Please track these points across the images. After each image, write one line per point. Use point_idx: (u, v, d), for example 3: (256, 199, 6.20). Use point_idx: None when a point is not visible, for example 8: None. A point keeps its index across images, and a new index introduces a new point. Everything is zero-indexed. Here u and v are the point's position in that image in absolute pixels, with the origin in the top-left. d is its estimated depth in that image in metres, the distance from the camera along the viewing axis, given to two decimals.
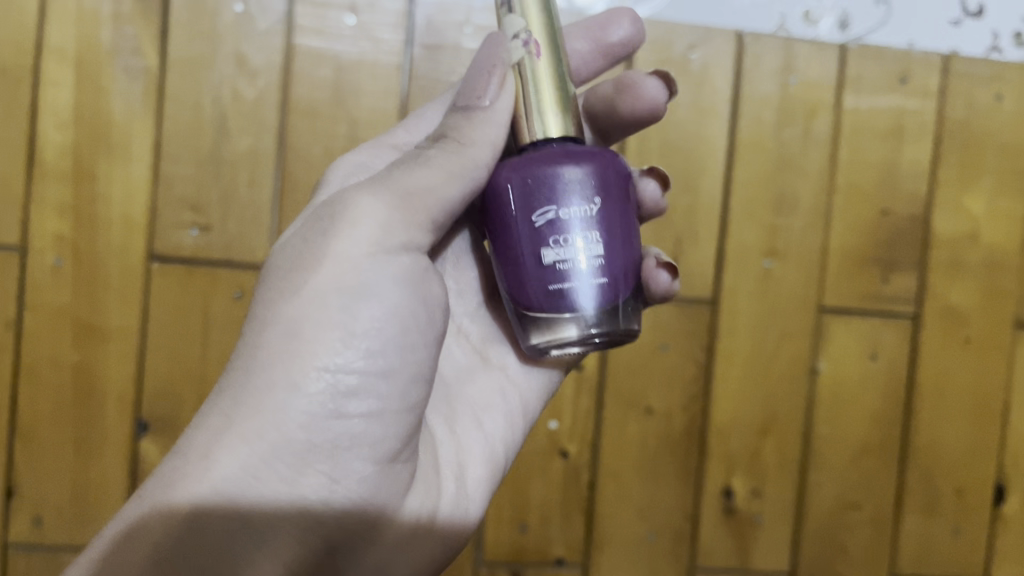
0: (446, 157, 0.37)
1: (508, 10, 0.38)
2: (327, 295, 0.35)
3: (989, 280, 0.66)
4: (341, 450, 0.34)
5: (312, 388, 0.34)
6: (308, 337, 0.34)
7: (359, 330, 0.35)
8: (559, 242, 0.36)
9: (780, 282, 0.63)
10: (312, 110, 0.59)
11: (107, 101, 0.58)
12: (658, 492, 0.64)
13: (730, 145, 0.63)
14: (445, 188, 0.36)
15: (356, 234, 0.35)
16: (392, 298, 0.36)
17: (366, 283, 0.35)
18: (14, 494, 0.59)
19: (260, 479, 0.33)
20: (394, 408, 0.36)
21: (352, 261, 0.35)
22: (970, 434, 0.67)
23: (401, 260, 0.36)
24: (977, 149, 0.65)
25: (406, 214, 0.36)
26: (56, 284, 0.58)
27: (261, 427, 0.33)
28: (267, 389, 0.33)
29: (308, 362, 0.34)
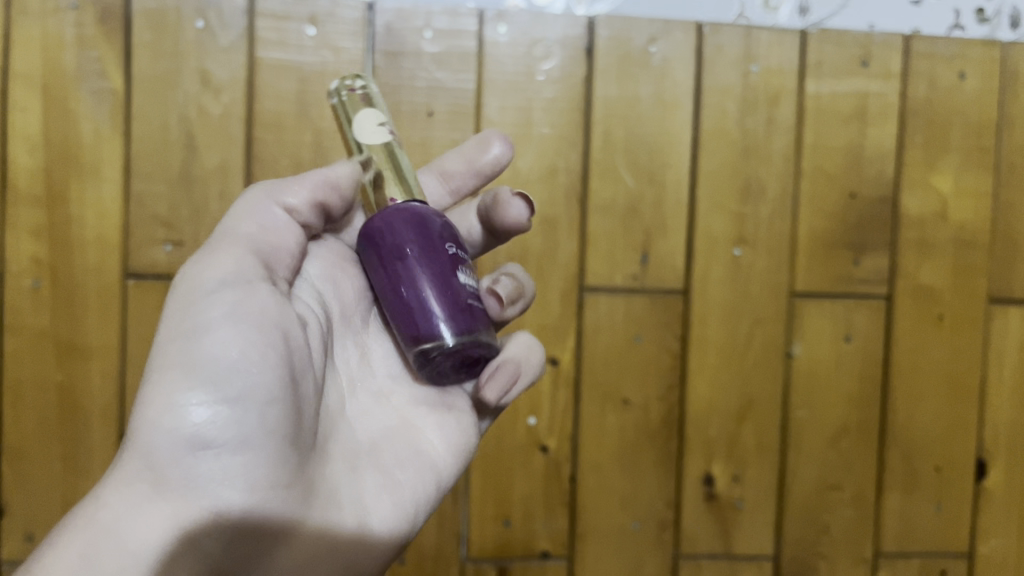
0: (291, 214, 0.39)
1: (350, 116, 0.42)
2: (183, 335, 0.34)
3: (958, 257, 0.67)
4: (207, 480, 0.33)
5: (165, 424, 0.33)
6: (154, 380, 0.33)
7: (218, 360, 0.34)
8: (466, 270, 0.39)
9: (750, 269, 0.64)
10: (278, 123, 0.60)
11: (75, 124, 0.59)
12: (639, 482, 0.65)
13: (694, 136, 0.63)
14: (281, 236, 0.38)
15: (190, 282, 0.35)
16: (235, 328, 0.34)
17: (219, 317, 0.34)
18: (5, 513, 0.60)
19: (144, 520, 0.32)
20: (259, 429, 0.34)
21: (201, 301, 0.35)
22: (948, 410, 0.68)
23: (238, 292, 0.35)
24: (941, 129, 0.66)
25: (226, 255, 0.36)
26: (34, 305, 0.59)
27: (133, 466, 0.32)
28: (135, 428, 0.33)
29: (170, 394, 0.33)
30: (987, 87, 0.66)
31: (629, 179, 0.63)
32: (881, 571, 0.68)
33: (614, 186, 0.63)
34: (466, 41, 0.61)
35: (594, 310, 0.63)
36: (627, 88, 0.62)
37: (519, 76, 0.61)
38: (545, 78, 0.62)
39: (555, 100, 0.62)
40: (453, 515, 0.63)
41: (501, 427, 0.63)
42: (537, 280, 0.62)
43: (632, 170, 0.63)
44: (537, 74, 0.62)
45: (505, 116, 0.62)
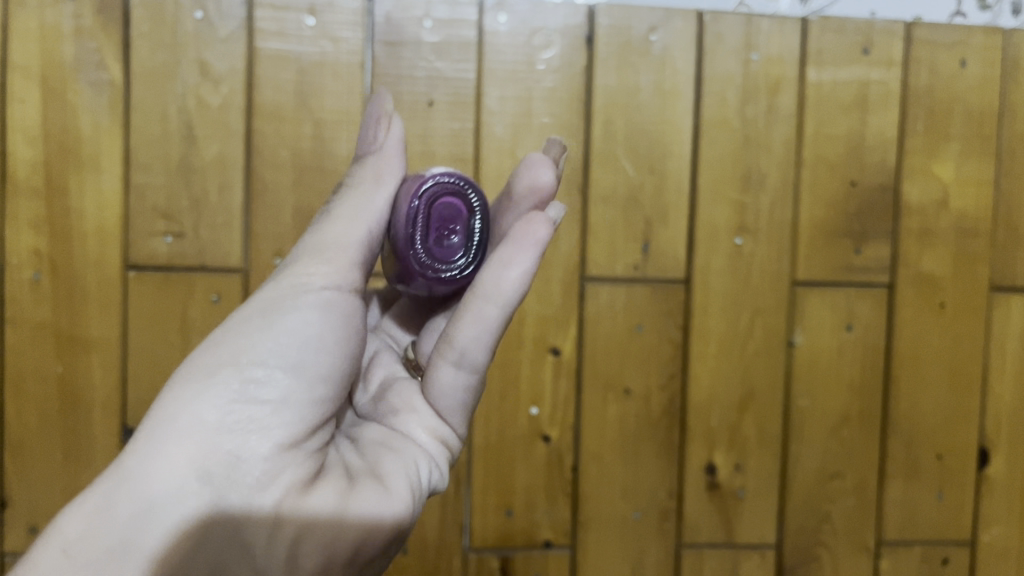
0: (351, 206, 0.38)
1: None
2: (246, 312, 0.36)
3: (959, 246, 0.67)
4: (246, 436, 0.33)
5: (221, 378, 0.34)
6: (222, 339, 0.35)
7: (275, 333, 0.35)
8: None
9: (751, 258, 0.64)
10: (277, 113, 0.60)
11: (74, 115, 0.59)
12: (641, 471, 0.65)
13: (695, 125, 0.63)
14: (351, 230, 0.38)
15: (278, 271, 0.37)
16: (309, 313, 0.36)
17: (283, 300, 0.36)
18: (7, 506, 0.60)
19: (174, 467, 0.32)
20: (302, 405, 0.35)
21: (269, 289, 0.37)
22: (949, 399, 0.68)
23: (322, 285, 0.37)
24: (943, 116, 0.66)
25: (328, 254, 0.37)
26: (35, 298, 0.59)
27: (175, 414, 0.33)
28: (184, 383, 0.34)
29: (223, 357, 0.34)
30: (988, 74, 0.66)
31: (629, 169, 0.63)
32: (884, 560, 0.68)
33: (614, 175, 0.62)
34: (466, 31, 0.61)
35: (595, 300, 0.63)
36: (628, 77, 0.62)
37: (519, 65, 0.61)
38: (545, 67, 0.61)
39: (555, 89, 0.62)
40: (455, 504, 0.63)
41: (503, 416, 0.63)
42: (538, 270, 0.62)
43: (633, 159, 0.63)
44: (537, 63, 0.61)
45: (505, 106, 0.61)
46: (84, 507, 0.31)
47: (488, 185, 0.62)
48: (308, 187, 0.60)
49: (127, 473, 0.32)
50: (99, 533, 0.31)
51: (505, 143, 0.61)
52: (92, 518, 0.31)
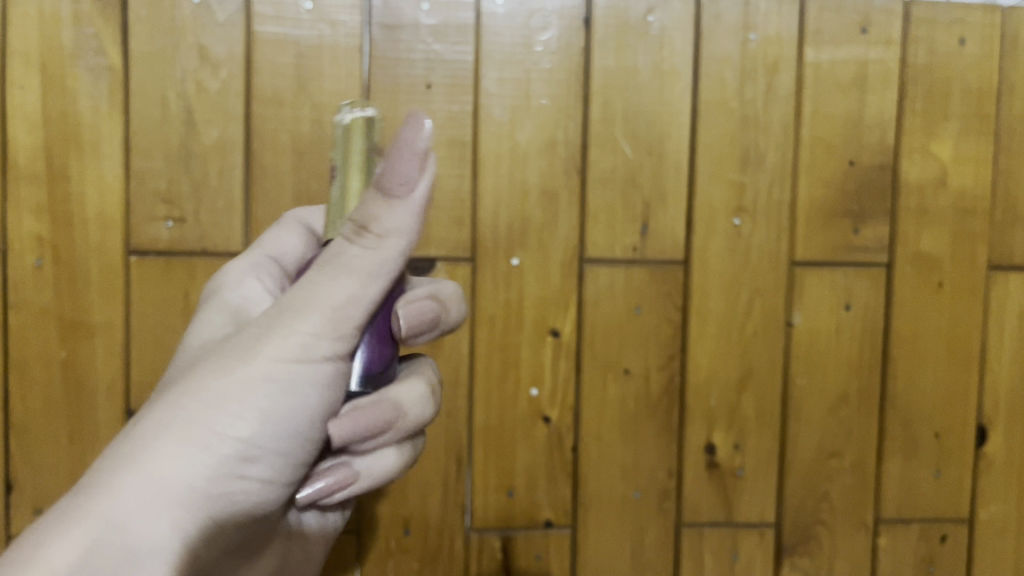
0: (364, 258, 0.35)
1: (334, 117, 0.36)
2: (255, 380, 0.36)
3: (958, 224, 0.67)
4: (226, 505, 0.37)
5: (222, 450, 0.36)
6: (226, 408, 0.36)
7: (275, 416, 0.37)
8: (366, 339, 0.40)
9: (750, 238, 0.64)
10: (276, 97, 0.60)
11: (73, 101, 0.59)
12: (641, 452, 0.65)
13: (694, 106, 0.63)
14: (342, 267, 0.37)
15: (284, 339, 0.36)
16: (307, 401, 0.37)
17: (297, 380, 0.36)
18: (14, 489, 0.60)
19: (162, 529, 0.33)
20: (274, 482, 0.38)
21: (269, 357, 0.36)
22: (947, 377, 0.68)
23: (329, 373, 0.37)
24: (942, 95, 0.66)
25: (332, 333, 0.36)
26: (38, 283, 0.60)
27: (173, 474, 0.34)
28: (182, 440, 0.35)
29: (223, 428, 0.36)
30: (986, 52, 0.66)
31: (627, 151, 0.63)
32: (882, 538, 0.69)
33: (613, 157, 0.63)
34: (463, 13, 0.61)
35: (593, 281, 0.63)
36: (626, 59, 0.62)
37: (516, 48, 0.61)
38: (543, 49, 0.61)
39: (553, 71, 0.62)
40: (456, 485, 0.64)
41: (503, 399, 0.64)
42: (538, 252, 0.63)
43: (632, 141, 0.63)
44: (535, 45, 0.61)
45: (503, 88, 0.61)
46: (75, 542, 0.31)
47: (488, 168, 0.62)
48: (308, 171, 0.61)
49: (117, 522, 0.32)
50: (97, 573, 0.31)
51: (503, 126, 0.62)
52: (86, 559, 0.31)
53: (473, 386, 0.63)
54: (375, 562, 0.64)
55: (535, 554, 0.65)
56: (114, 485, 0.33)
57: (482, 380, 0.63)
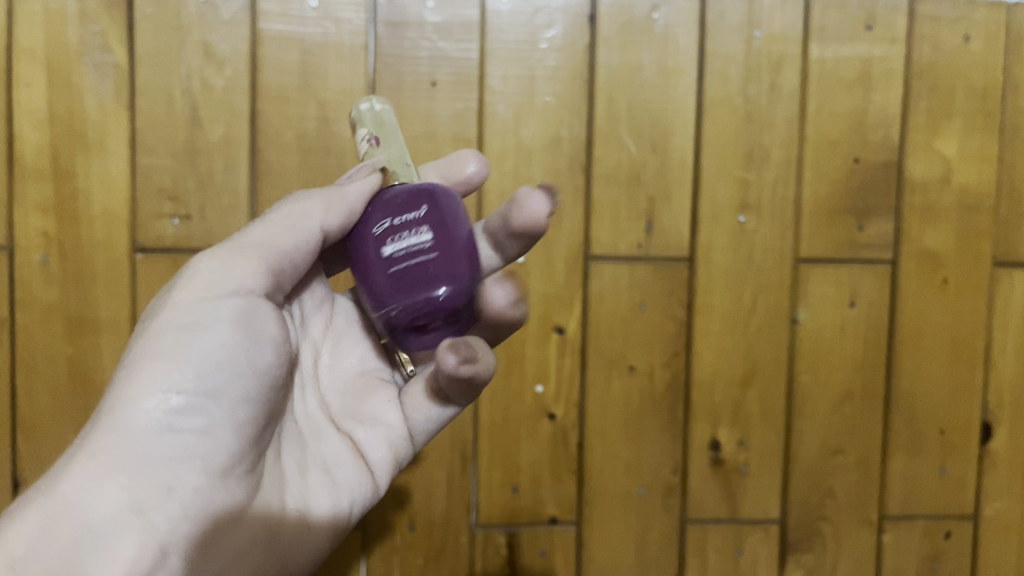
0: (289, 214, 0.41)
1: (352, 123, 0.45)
2: (166, 328, 0.38)
3: (963, 221, 0.67)
4: (166, 469, 0.36)
5: (148, 408, 0.36)
6: (139, 366, 0.37)
7: (190, 359, 0.37)
8: (395, 237, 0.40)
9: (754, 235, 0.64)
10: (281, 95, 0.60)
11: (79, 98, 0.59)
12: (645, 448, 0.65)
13: (699, 103, 0.63)
14: (282, 239, 0.40)
15: (194, 280, 0.38)
16: (228, 329, 0.38)
17: (200, 318, 0.38)
18: (20, 485, 0.61)
19: (110, 497, 0.35)
20: (224, 425, 0.38)
21: (186, 303, 0.38)
22: (951, 374, 0.68)
23: (235, 298, 0.38)
24: (946, 92, 0.66)
25: (242, 261, 0.39)
26: (44, 280, 0.60)
27: (106, 444, 0.36)
28: (110, 409, 0.36)
29: (139, 387, 0.36)
30: (991, 50, 0.66)
31: (632, 148, 0.63)
32: (886, 534, 0.69)
33: (617, 154, 0.63)
34: (468, 11, 0.61)
35: (598, 278, 0.64)
36: (630, 56, 0.62)
37: (521, 45, 0.61)
38: (548, 46, 0.61)
39: (558, 68, 0.62)
40: (461, 482, 0.64)
41: (508, 395, 0.64)
42: (542, 249, 0.63)
43: (636, 138, 0.63)
44: (540, 42, 0.61)
45: (508, 85, 0.62)
46: (27, 528, 0.34)
47: (492, 165, 0.62)
48: (313, 169, 0.61)
49: (65, 498, 0.34)
50: (40, 559, 0.33)
51: (508, 123, 0.62)
52: (36, 540, 0.33)
53: None
54: (380, 557, 0.64)
55: (540, 550, 0.65)
56: (60, 468, 0.35)
57: None
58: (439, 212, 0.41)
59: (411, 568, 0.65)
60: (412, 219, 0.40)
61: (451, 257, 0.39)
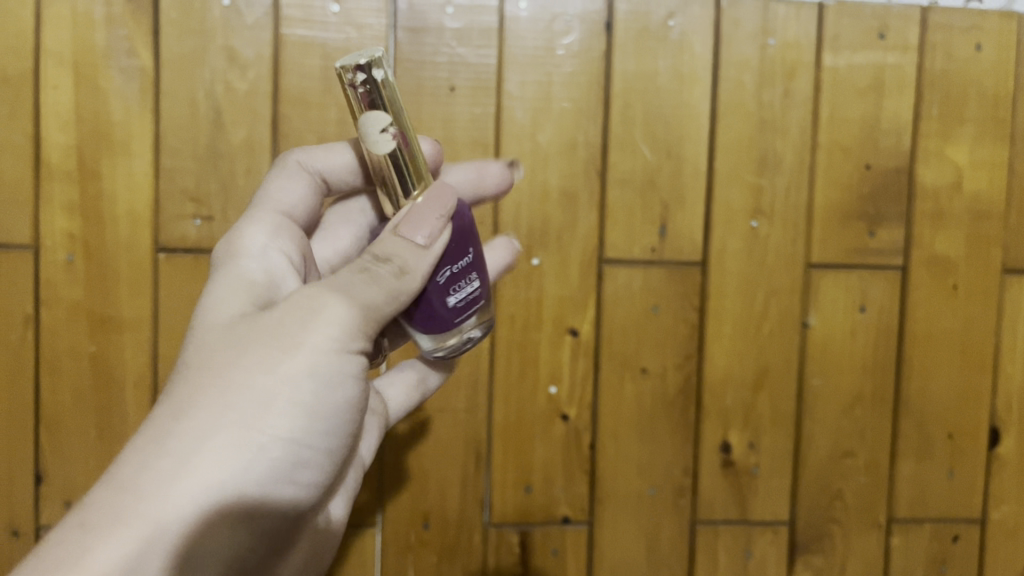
0: (393, 281, 0.39)
1: (361, 109, 0.40)
2: (295, 375, 0.37)
3: (972, 228, 0.68)
4: (260, 511, 0.37)
5: (260, 451, 0.36)
6: (265, 410, 0.36)
7: (306, 413, 0.37)
8: (458, 288, 0.42)
9: (767, 240, 0.65)
10: (303, 99, 0.61)
11: (105, 101, 0.60)
12: (657, 449, 0.66)
13: (713, 109, 0.64)
14: (387, 305, 0.39)
15: (326, 329, 0.38)
16: (339, 389, 0.39)
17: (324, 372, 0.38)
18: (43, 480, 0.62)
19: (205, 531, 0.35)
20: (314, 477, 0.39)
21: (319, 352, 0.38)
22: (960, 380, 0.69)
23: (351, 359, 0.39)
24: (958, 99, 0.67)
25: (367, 324, 0.39)
26: (68, 278, 0.61)
27: (218, 475, 0.35)
28: (226, 443, 0.36)
29: (258, 428, 0.36)
30: (1003, 58, 0.67)
31: (646, 153, 0.64)
32: (895, 537, 0.70)
33: (632, 159, 0.64)
34: (487, 17, 0.62)
35: (612, 282, 0.64)
36: (646, 62, 0.63)
37: (539, 51, 0.62)
38: (565, 53, 0.62)
39: (574, 74, 0.63)
40: (475, 480, 0.65)
41: (523, 395, 0.65)
42: (557, 252, 0.64)
43: (651, 143, 0.64)
44: (557, 48, 0.62)
45: (525, 90, 0.62)
46: (121, 549, 0.33)
47: None
48: None
49: (165, 528, 0.34)
50: None
51: (525, 128, 0.63)
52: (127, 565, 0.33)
53: (493, 381, 0.65)
54: (394, 554, 0.65)
55: (551, 550, 0.66)
56: (168, 487, 0.34)
57: (502, 377, 0.64)
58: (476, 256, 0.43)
59: (424, 566, 0.66)
60: (466, 265, 0.42)
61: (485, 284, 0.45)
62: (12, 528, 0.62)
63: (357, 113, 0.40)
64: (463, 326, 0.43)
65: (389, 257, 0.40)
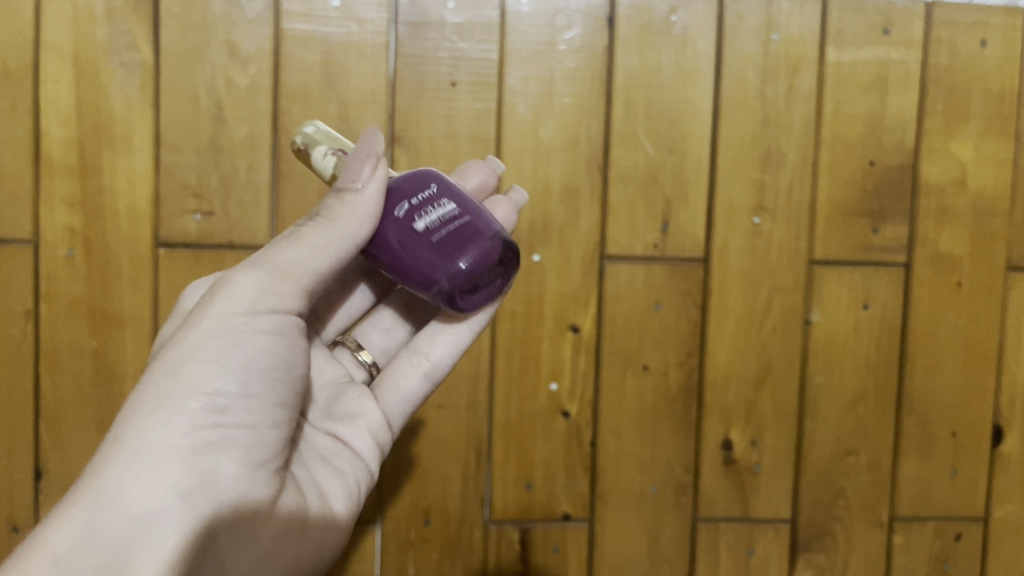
0: (318, 233, 0.41)
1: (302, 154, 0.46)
2: (208, 336, 0.39)
3: (977, 225, 0.67)
4: (213, 465, 0.38)
5: (193, 406, 0.38)
6: (184, 370, 0.38)
7: (233, 364, 0.39)
8: (424, 213, 0.43)
9: (770, 237, 0.65)
10: (304, 94, 0.61)
11: (105, 95, 0.60)
12: (658, 447, 0.66)
13: (716, 105, 0.64)
14: (318, 260, 0.41)
15: (232, 297, 0.40)
16: (263, 338, 0.40)
17: (239, 327, 0.39)
18: (44, 476, 0.62)
19: (156, 492, 0.36)
20: (260, 423, 0.40)
21: (227, 313, 0.40)
22: (964, 377, 0.68)
23: (274, 315, 0.41)
24: (962, 96, 0.66)
25: (282, 282, 0.40)
26: (69, 273, 0.61)
27: (154, 436, 0.37)
28: (152, 409, 0.37)
29: (187, 387, 0.38)
30: (1008, 54, 0.66)
31: (649, 150, 0.63)
32: (897, 535, 0.69)
33: (635, 155, 0.63)
34: (488, 11, 0.62)
35: (614, 278, 0.64)
36: (649, 58, 0.63)
37: (541, 46, 0.62)
38: (567, 48, 0.62)
39: (576, 69, 0.62)
40: (476, 477, 0.65)
41: (523, 392, 0.64)
42: (559, 248, 0.63)
43: (653, 139, 0.63)
44: (559, 43, 0.62)
45: (527, 86, 0.62)
46: (72, 524, 0.34)
47: (512, 165, 0.63)
48: None
49: (110, 494, 0.35)
50: (88, 553, 0.34)
51: (527, 124, 0.62)
52: (81, 536, 0.34)
53: (494, 378, 0.64)
54: (394, 551, 0.65)
55: (553, 546, 0.66)
56: (107, 464, 0.36)
57: (502, 374, 0.64)
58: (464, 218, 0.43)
59: (425, 563, 0.65)
60: (430, 196, 0.43)
61: (479, 216, 0.43)
62: (13, 523, 0.62)
63: (309, 160, 0.46)
64: (443, 244, 0.41)
65: (315, 216, 0.42)
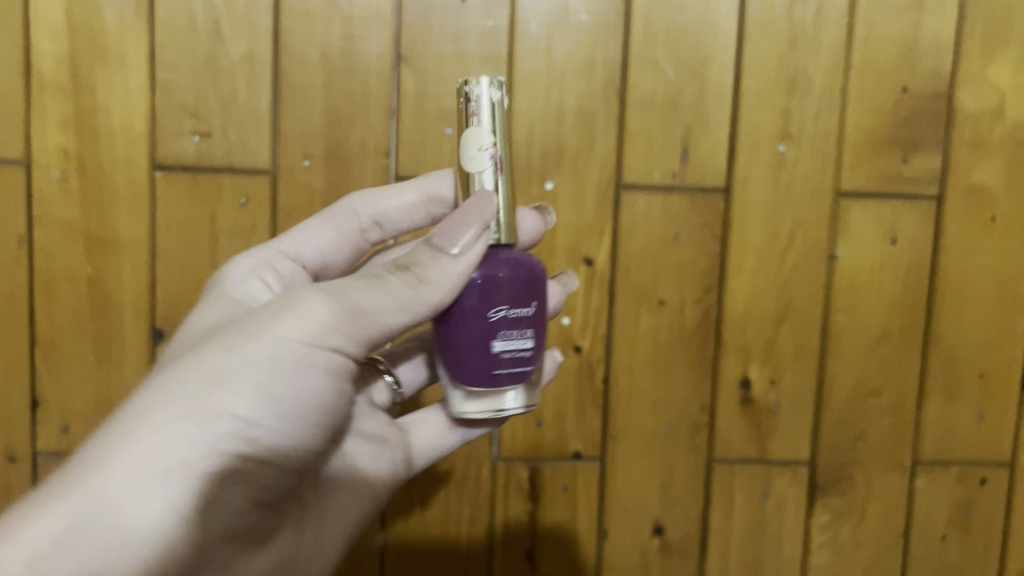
0: (406, 291, 0.39)
1: (469, 122, 0.41)
2: (260, 357, 0.36)
3: (1014, 157, 0.64)
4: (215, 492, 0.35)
5: (219, 428, 0.35)
6: (224, 387, 0.35)
7: (272, 395, 0.36)
8: (505, 331, 0.40)
9: (795, 167, 0.62)
10: (306, 9, 0.58)
11: (98, 9, 0.57)
12: (673, 386, 0.64)
13: (741, 25, 0.60)
14: (392, 315, 0.39)
15: (301, 321, 0.37)
16: (308, 376, 0.37)
17: (293, 359, 0.37)
18: (40, 407, 0.60)
19: (155, 507, 0.33)
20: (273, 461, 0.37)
21: (287, 339, 0.37)
22: (994, 317, 0.66)
23: (328, 354, 0.38)
24: (1003, 17, 0.62)
25: (349, 326, 0.38)
26: (63, 197, 0.58)
27: (173, 450, 0.34)
28: (176, 418, 0.34)
29: (221, 408, 0.35)
30: None
31: (669, 72, 0.60)
32: (920, 479, 0.67)
33: (653, 78, 0.60)
34: None
35: (630, 209, 0.61)
36: None
37: None
38: None
39: None
40: None
41: None
42: (573, 177, 0.61)
43: (673, 61, 0.60)
44: None
45: (541, 2, 0.59)
46: (59, 522, 0.32)
47: (524, 87, 0.59)
48: (338, 88, 0.59)
49: (108, 498, 0.33)
50: (68, 558, 0.31)
51: (540, 43, 0.59)
52: (65, 538, 0.32)
53: None
54: (401, 487, 0.64)
55: (562, 486, 0.64)
56: (115, 463, 0.33)
57: None
58: (540, 309, 0.42)
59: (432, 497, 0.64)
60: (522, 308, 0.41)
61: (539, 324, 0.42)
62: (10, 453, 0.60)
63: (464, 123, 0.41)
64: (503, 372, 0.40)
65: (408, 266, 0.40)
